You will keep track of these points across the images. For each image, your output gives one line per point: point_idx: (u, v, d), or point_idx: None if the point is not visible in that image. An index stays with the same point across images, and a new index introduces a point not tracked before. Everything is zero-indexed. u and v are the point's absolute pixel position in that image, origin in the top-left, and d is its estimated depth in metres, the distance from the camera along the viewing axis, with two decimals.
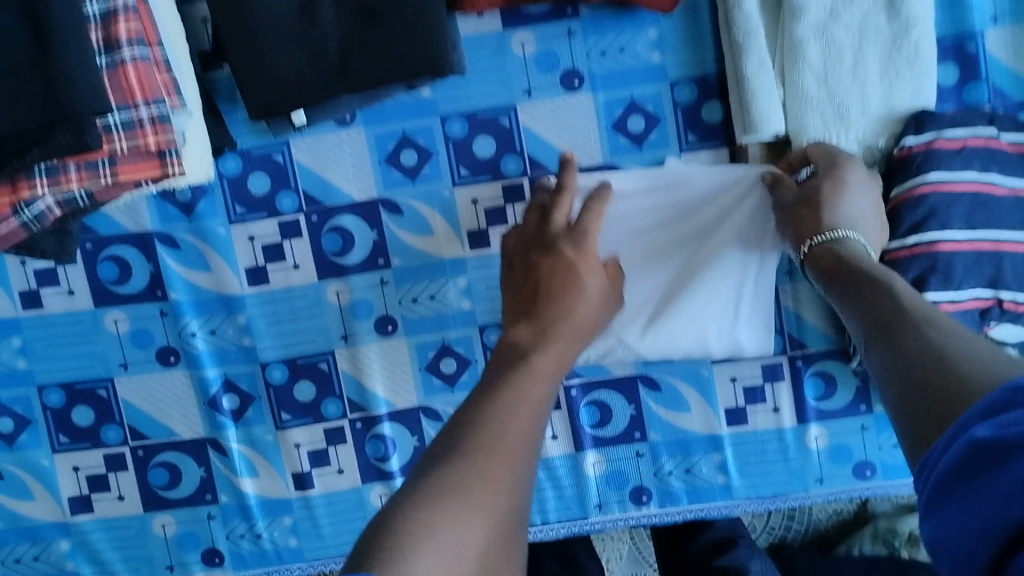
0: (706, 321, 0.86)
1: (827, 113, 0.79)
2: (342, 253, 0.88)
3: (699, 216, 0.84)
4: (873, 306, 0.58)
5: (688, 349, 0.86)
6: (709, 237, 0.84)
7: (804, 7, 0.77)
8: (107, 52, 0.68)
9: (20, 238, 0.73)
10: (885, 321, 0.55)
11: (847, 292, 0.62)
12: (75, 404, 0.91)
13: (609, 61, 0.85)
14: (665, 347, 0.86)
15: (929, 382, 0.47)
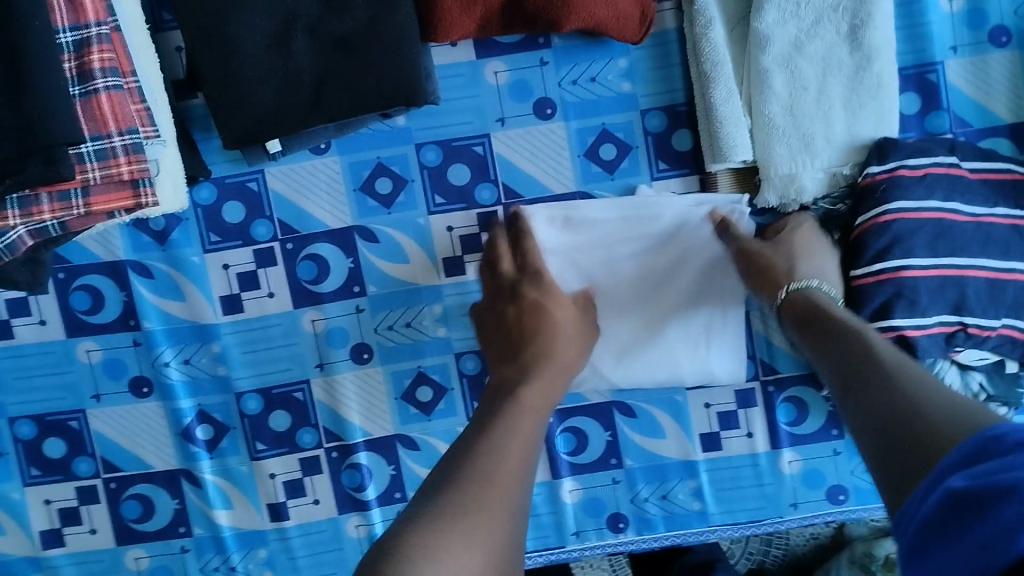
0: (681, 346, 0.87)
1: (794, 142, 0.80)
2: (317, 281, 0.89)
3: (673, 243, 0.85)
4: (846, 352, 0.63)
5: (661, 376, 0.87)
6: (683, 263, 0.85)
7: (768, 39, 0.79)
8: (81, 82, 0.69)
9: None
10: (858, 369, 0.61)
11: (821, 339, 0.68)
12: (47, 435, 0.90)
13: (581, 90, 0.86)
14: (639, 376, 0.87)
15: (906, 431, 0.52)
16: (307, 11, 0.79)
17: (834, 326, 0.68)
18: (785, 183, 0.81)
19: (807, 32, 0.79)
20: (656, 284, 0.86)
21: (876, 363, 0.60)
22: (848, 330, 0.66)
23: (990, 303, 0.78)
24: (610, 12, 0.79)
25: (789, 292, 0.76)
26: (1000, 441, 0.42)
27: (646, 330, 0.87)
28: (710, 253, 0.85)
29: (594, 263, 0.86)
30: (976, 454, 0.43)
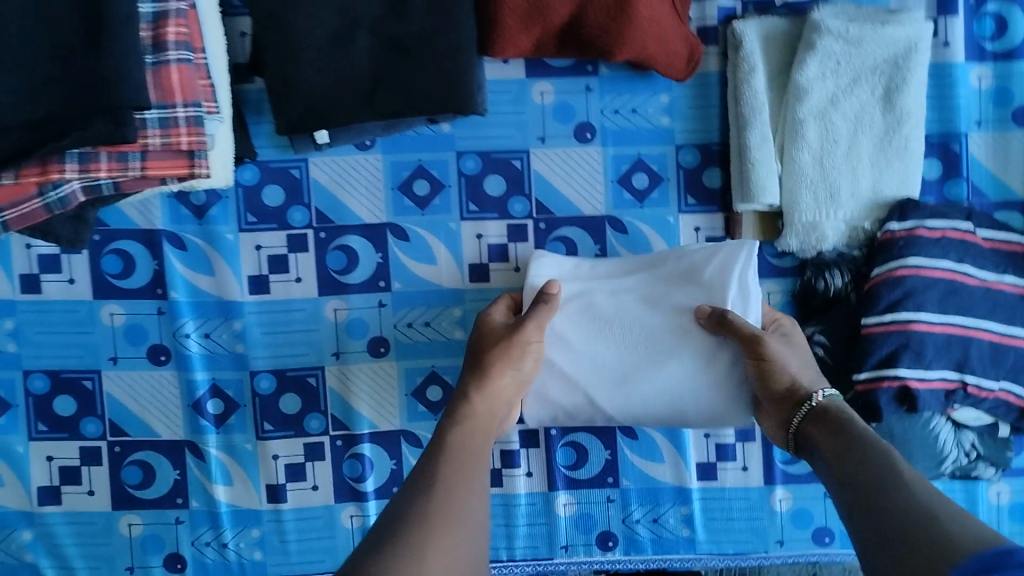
0: (688, 366, 0.83)
1: (819, 192, 0.84)
2: (345, 271, 0.91)
3: (682, 277, 0.84)
4: (850, 457, 0.62)
5: (661, 411, 0.85)
6: (698, 279, 0.83)
7: (807, 92, 0.83)
8: (155, 51, 0.72)
9: (39, 219, 0.74)
10: (860, 475, 0.60)
11: (829, 441, 0.66)
12: (59, 392, 0.90)
13: (621, 119, 0.90)
14: (634, 406, 0.85)
15: (926, 543, 0.51)
16: (371, 14, 0.82)
17: (841, 426, 0.67)
18: (807, 230, 0.85)
19: (844, 90, 0.83)
20: (670, 299, 0.84)
21: (892, 474, 0.58)
22: (857, 432, 0.65)
23: (991, 364, 0.82)
24: (660, 48, 0.83)
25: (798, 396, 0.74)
26: (1011, 554, 0.44)
27: (652, 354, 0.84)
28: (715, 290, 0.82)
29: (601, 288, 0.85)
30: (985, 562, 0.46)
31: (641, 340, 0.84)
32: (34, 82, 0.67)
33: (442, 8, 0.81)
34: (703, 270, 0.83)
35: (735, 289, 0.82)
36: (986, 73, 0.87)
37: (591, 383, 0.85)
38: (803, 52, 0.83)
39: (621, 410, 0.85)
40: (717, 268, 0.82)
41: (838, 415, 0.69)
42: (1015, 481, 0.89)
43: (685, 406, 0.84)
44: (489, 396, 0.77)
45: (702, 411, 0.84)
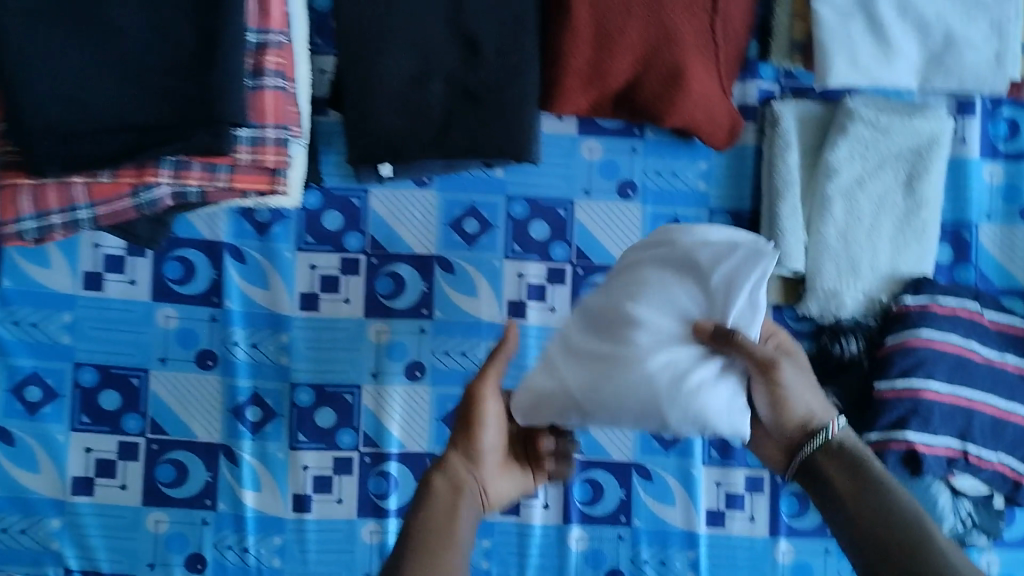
0: (679, 364, 0.63)
1: (841, 263, 0.91)
2: (392, 296, 0.97)
3: (686, 276, 0.67)
4: (882, 520, 0.64)
5: (640, 418, 0.63)
6: (705, 278, 0.66)
7: (837, 171, 0.91)
8: (254, 77, 0.79)
9: (128, 218, 0.81)
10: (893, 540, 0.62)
11: (843, 484, 0.67)
12: (106, 387, 0.94)
13: (662, 181, 0.97)
14: (613, 410, 0.64)
15: None
16: (448, 63, 0.90)
17: (855, 467, 0.68)
18: (828, 297, 0.91)
19: (871, 172, 0.91)
20: (667, 296, 0.66)
21: (918, 537, 0.62)
22: (871, 478, 0.67)
23: (991, 437, 0.88)
24: (706, 118, 0.91)
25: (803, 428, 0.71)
26: None
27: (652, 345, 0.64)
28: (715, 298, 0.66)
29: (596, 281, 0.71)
30: None
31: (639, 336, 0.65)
32: (148, 93, 0.74)
33: (513, 64, 0.89)
34: (709, 274, 0.66)
35: (740, 303, 0.65)
36: (998, 171, 0.96)
37: (573, 379, 0.66)
38: (835, 135, 0.91)
39: (601, 412, 0.64)
40: (725, 273, 0.66)
41: (858, 458, 0.69)
42: (1005, 553, 0.94)
43: (669, 416, 0.62)
44: (448, 472, 0.73)
45: (694, 418, 0.62)
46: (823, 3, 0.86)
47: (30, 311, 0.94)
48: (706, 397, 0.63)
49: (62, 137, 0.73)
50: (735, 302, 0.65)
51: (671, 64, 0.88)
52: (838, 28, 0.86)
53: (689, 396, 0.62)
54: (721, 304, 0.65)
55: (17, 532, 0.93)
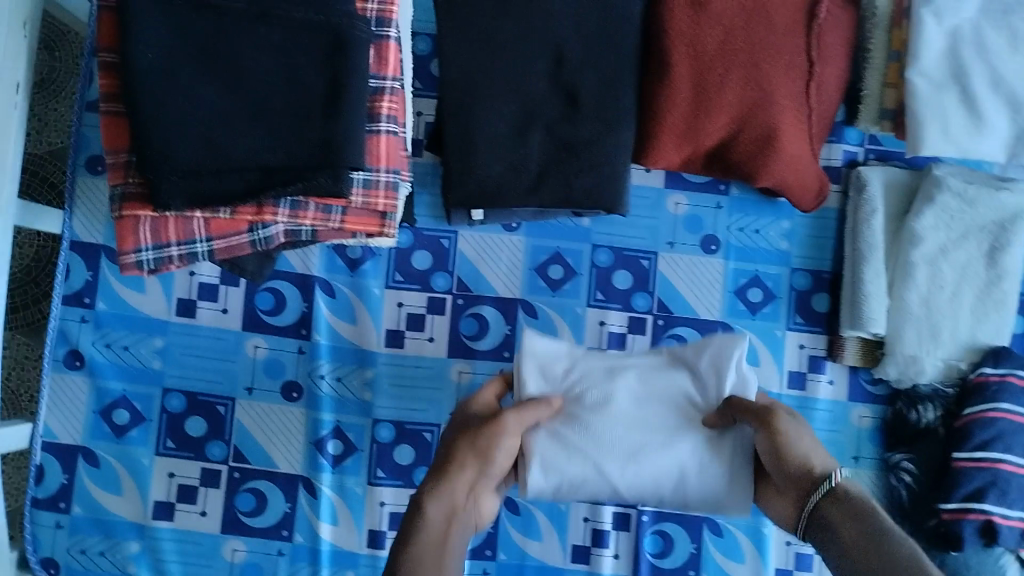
0: (697, 451, 0.80)
1: (922, 329, 0.93)
2: (475, 337, 0.98)
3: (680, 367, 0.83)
4: (887, 567, 0.61)
5: (666, 488, 0.81)
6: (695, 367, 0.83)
7: (921, 239, 0.93)
8: (370, 121, 0.81)
9: (244, 252, 0.84)
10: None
11: (854, 536, 0.65)
12: (193, 413, 0.96)
13: (745, 237, 0.99)
14: (644, 486, 0.80)
15: None
16: (548, 116, 0.92)
17: (868, 519, 0.65)
18: (907, 361, 0.93)
19: (954, 242, 0.93)
20: (667, 384, 0.83)
21: None
22: (885, 531, 0.64)
23: None
24: (796, 179, 0.93)
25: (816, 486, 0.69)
26: None
27: (663, 432, 0.81)
28: (707, 382, 0.82)
29: (597, 366, 0.84)
30: None
31: (645, 416, 0.81)
32: (274, 134, 0.76)
33: (610, 117, 0.91)
34: (698, 363, 0.83)
35: (731, 379, 0.82)
36: None
37: (604, 457, 0.80)
38: (922, 203, 0.93)
39: (633, 490, 0.81)
40: (712, 357, 0.82)
41: (866, 506, 0.67)
42: None
43: (689, 486, 0.80)
44: (443, 499, 0.72)
45: (704, 493, 0.80)
46: (917, 75, 0.89)
47: (122, 335, 0.95)
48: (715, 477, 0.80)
49: (184, 171, 0.75)
50: (726, 380, 0.81)
51: (766, 126, 0.91)
52: (933, 99, 0.89)
53: (705, 478, 0.80)
54: (711, 387, 0.82)
55: (96, 554, 0.94)
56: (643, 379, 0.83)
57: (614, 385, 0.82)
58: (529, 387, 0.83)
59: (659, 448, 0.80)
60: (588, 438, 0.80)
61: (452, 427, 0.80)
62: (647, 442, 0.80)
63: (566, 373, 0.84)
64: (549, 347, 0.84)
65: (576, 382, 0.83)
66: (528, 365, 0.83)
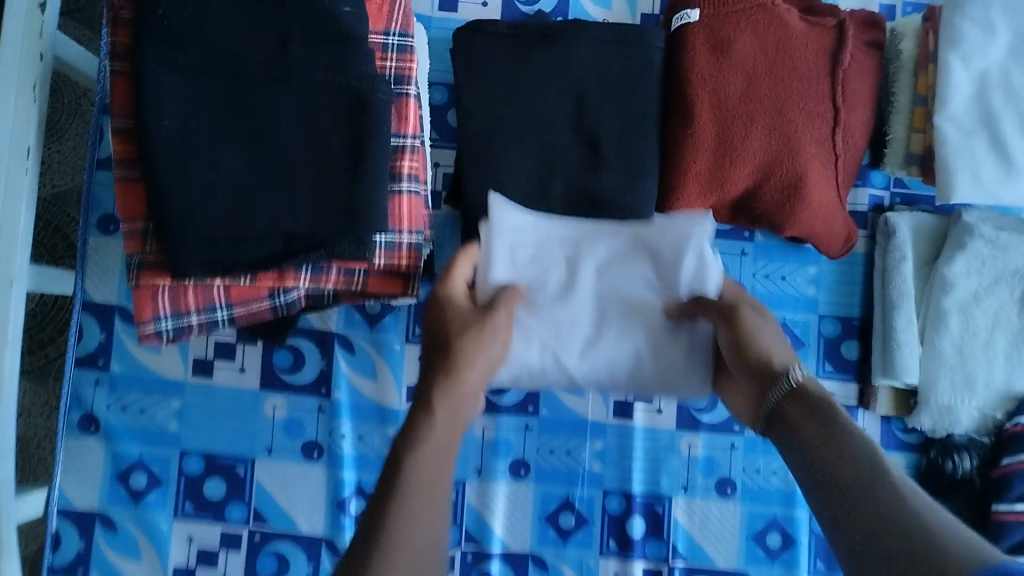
0: (650, 336, 0.80)
1: (956, 378, 0.91)
2: (498, 392, 0.96)
3: (642, 242, 0.81)
4: (844, 462, 0.58)
5: (625, 372, 0.81)
6: (657, 250, 0.80)
7: (953, 286, 0.91)
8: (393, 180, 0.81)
9: (267, 317, 0.83)
10: (843, 475, 0.57)
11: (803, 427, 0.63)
12: (211, 475, 0.94)
13: (771, 284, 0.97)
14: (602, 368, 0.81)
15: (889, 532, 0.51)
16: (570, 168, 0.90)
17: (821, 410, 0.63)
18: (942, 411, 0.91)
19: (986, 287, 0.91)
20: (626, 272, 0.81)
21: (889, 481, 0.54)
22: (829, 418, 0.62)
23: None
24: (824, 227, 0.92)
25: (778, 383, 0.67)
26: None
27: (620, 314, 0.80)
28: (671, 265, 0.80)
29: (555, 244, 0.82)
30: None
31: (608, 301, 0.81)
32: (294, 201, 0.75)
33: (635, 168, 0.89)
34: (660, 248, 0.80)
35: (692, 266, 0.80)
36: None
37: (563, 346, 0.80)
38: (952, 249, 0.92)
39: (590, 377, 0.81)
40: (676, 241, 0.80)
41: (821, 401, 0.64)
42: None
43: (646, 369, 0.80)
44: (451, 401, 0.68)
45: (661, 373, 0.80)
46: (946, 120, 0.88)
47: (138, 397, 0.94)
48: (674, 355, 0.80)
49: (201, 240, 0.74)
50: (685, 266, 0.79)
51: (793, 174, 0.89)
52: (962, 145, 0.87)
53: (661, 360, 0.80)
54: (676, 275, 0.80)
55: None
56: (602, 263, 0.81)
57: (575, 271, 0.81)
58: (496, 271, 0.78)
59: (615, 331, 0.80)
60: (546, 325, 0.80)
61: (431, 328, 0.73)
62: (608, 327, 0.80)
63: (532, 258, 0.80)
64: (513, 229, 0.80)
65: (535, 267, 0.80)
66: (495, 251, 0.79)
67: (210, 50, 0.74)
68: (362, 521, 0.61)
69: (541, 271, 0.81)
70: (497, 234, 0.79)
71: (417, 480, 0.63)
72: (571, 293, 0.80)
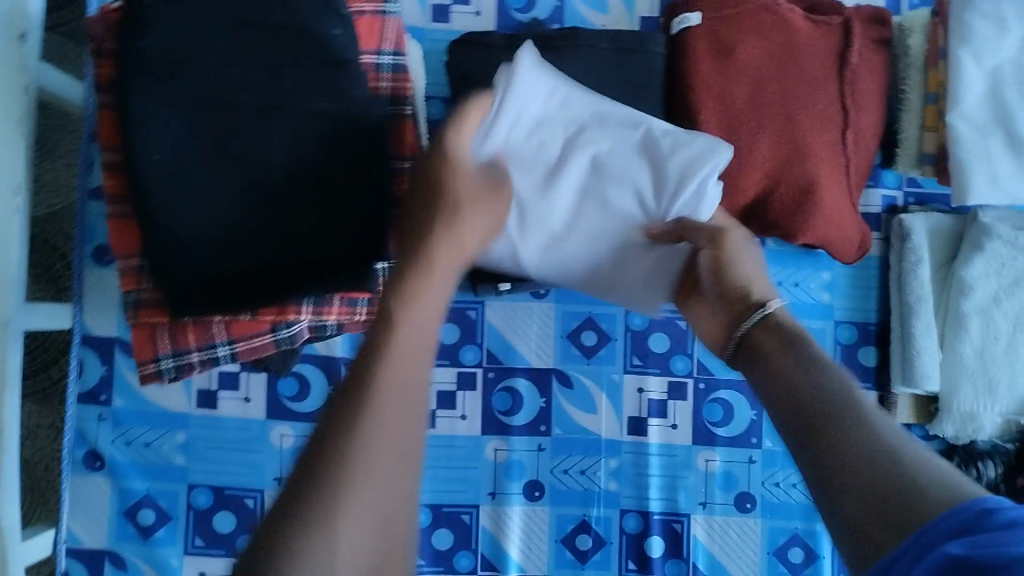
0: (621, 242, 0.77)
1: (978, 384, 0.89)
2: (509, 412, 0.94)
3: (649, 146, 0.76)
4: (824, 397, 0.54)
5: (584, 269, 0.79)
6: (663, 162, 0.76)
7: (972, 288, 0.89)
8: None
9: (268, 352, 0.80)
10: (817, 410, 0.53)
11: (775, 362, 0.59)
12: (220, 508, 0.92)
13: (784, 291, 0.95)
14: (554, 261, 0.79)
15: (882, 484, 0.48)
16: None
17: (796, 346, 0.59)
18: (965, 418, 0.89)
19: (1007, 289, 0.89)
20: (623, 172, 0.76)
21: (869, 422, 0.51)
22: (804, 353, 0.58)
23: None
24: (839, 234, 0.89)
25: (749, 318, 0.63)
26: (993, 515, 0.42)
27: (602, 215, 0.77)
28: (670, 179, 0.75)
29: (562, 119, 0.76)
30: (965, 522, 0.42)
31: (592, 198, 0.77)
32: (298, 233, 0.73)
33: None
34: (666, 159, 0.75)
35: (690, 191, 0.75)
36: None
37: (526, 232, 0.77)
38: (969, 250, 0.90)
39: (540, 265, 0.79)
40: (686, 158, 0.75)
41: (795, 334, 0.60)
42: None
43: (603, 269, 0.79)
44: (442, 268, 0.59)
45: (611, 279, 0.79)
46: (959, 118, 0.85)
47: (142, 431, 0.92)
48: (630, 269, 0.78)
49: (205, 278, 0.73)
50: (686, 190, 0.74)
51: (805, 180, 0.86)
52: (976, 144, 0.85)
53: (618, 269, 0.78)
54: (671, 194, 0.75)
55: None
56: (593, 161, 0.77)
57: (567, 156, 0.76)
58: (492, 142, 0.70)
59: (573, 228, 0.77)
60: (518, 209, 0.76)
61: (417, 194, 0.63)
62: (578, 223, 0.77)
63: (532, 131, 0.74)
64: (530, 96, 0.73)
65: (531, 144, 0.75)
66: (504, 110, 0.71)
67: (197, 84, 0.71)
68: (343, 380, 0.52)
69: (540, 154, 0.75)
70: (515, 92, 0.71)
71: (406, 343, 0.53)
72: (549, 182, 0.76)
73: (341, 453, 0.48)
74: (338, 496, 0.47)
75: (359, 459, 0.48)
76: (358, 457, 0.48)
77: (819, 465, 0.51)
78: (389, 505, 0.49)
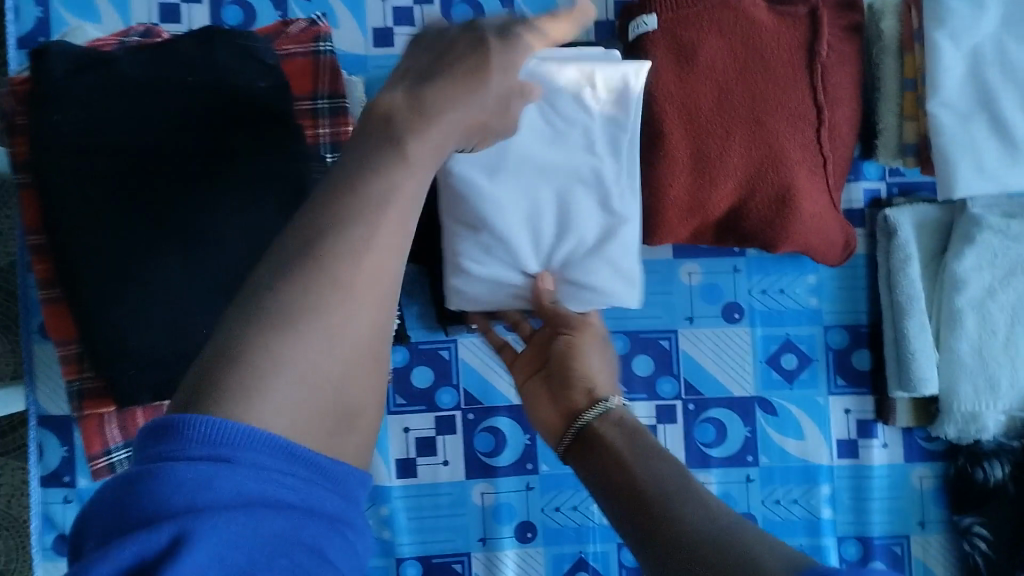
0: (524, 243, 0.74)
1: (979, 382, 0.85)
2: (493, 453, 0.90)
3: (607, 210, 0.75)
4: (652, 480, 0.49)
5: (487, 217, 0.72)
6: (602, 240, 0.75)
7: (965, 283, 0.85)
8: None
9: None
10: (643, 501, 0.48)
11: (603, 460, 0.54)
12: None
13: (769, 300, 0.90)
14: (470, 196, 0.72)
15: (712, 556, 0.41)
16: None
17: (626, 436, 0.55)
18: (967, 419, 0.85)
19: (1002, 280, 0.85)
20: (576, 212, 0.74)
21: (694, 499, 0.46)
22: (635, 441, 0.54)
23: None
24: (820, 239, 0.85)
25: (580, 419, 0.60)
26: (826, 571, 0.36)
27: (539, 217, 0.74)
28: (587, 257, 0.75)
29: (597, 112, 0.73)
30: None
31: (545, 202, 0.74)
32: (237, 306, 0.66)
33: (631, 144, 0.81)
34: (604, 243, 0.75)
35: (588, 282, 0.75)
36: None
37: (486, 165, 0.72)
38: (960, 243, 0.85)
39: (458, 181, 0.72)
40: (612, 255, 0.75)
41: (630, 424, 0.57)
42: None
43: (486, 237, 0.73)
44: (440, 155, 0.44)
45: (484, 254, 0.74)
46: (941, 105, 0.79)
47: None
48: (483, 266, 0.74)
49: (143, 363, 0.67)
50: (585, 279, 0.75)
51: (782, 186, 0.81)
52: (960, 133, 0.79)
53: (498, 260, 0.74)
54: (576, 266, 0.75)
55: None
56: (574, 193, 0.74)
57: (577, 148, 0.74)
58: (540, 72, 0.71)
59: (501, 201, 0.72)
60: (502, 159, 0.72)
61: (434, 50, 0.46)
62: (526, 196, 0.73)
63: (576, 103, 0.73)
64: (610, 82, 0.72)
65: (567, 123, 0.73)
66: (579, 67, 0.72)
67: (122, 154, 0.66)
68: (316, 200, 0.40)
69: (558, 137, 0.73)
70: (602, 67, 0.72)
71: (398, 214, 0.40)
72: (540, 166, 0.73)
73: (314, 259, 0.38)
74: (311, 302, 0.37)
75: (346, 272, 0.38)
76: (341, 265, 0.38)
77: (659, 560, 0.43)
78: (366, 331, 0.39)
